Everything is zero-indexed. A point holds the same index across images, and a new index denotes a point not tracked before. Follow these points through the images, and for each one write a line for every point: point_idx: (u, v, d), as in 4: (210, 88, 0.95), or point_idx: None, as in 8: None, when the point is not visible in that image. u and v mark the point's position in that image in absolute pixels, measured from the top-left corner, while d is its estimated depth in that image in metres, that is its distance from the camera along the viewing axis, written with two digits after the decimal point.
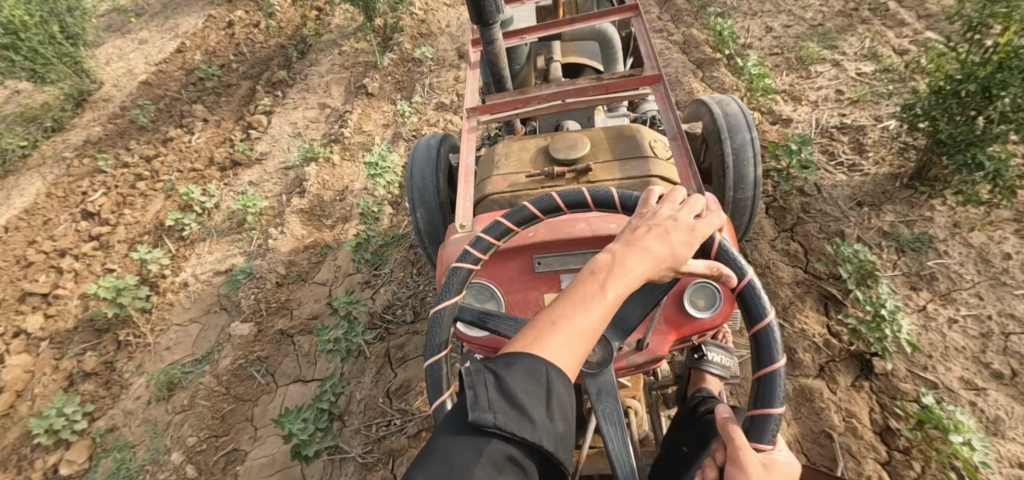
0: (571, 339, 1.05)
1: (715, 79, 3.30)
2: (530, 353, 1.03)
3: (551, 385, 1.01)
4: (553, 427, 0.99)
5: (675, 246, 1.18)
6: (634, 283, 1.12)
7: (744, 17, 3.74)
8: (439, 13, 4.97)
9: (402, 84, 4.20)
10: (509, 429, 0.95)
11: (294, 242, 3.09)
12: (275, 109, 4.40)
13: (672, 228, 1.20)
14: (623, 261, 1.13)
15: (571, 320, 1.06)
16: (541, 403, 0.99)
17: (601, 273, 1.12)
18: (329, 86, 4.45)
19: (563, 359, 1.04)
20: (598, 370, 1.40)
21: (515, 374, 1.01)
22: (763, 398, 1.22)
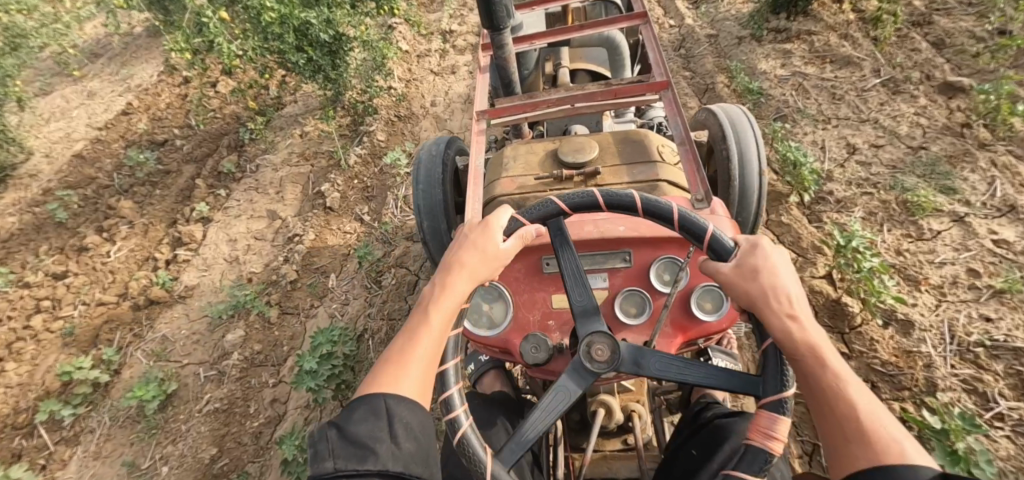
0: (411, 370, 1.13)
1: (788, 229, 2.41)
2: (377, 393, 1.10)
3: (391, 414, 1.07)
4: (401, 450, 1.04)
5: (486, 250, 1.27)
6: (462, 297, 1.22)
7: (814, 125, 2.86)
8: (424, 87, 4.11)
9: (371, 190, 3.30)
10: (353, 467, 0.99)
11: (201, 467, 2.23)
12: (214, 215, 3.51)
13: (476, 236, 1.29)
14: (446, 282, 1.22)
15: (408, 355, 1.15)
16: (384, 435, 1.04)
17: (428, 300, 1.22)
18: (283, 185, 3.57)
19: (413, 389, 1.13)
20: (620, 364, 1.26)
21: (361, 414, 1.06)
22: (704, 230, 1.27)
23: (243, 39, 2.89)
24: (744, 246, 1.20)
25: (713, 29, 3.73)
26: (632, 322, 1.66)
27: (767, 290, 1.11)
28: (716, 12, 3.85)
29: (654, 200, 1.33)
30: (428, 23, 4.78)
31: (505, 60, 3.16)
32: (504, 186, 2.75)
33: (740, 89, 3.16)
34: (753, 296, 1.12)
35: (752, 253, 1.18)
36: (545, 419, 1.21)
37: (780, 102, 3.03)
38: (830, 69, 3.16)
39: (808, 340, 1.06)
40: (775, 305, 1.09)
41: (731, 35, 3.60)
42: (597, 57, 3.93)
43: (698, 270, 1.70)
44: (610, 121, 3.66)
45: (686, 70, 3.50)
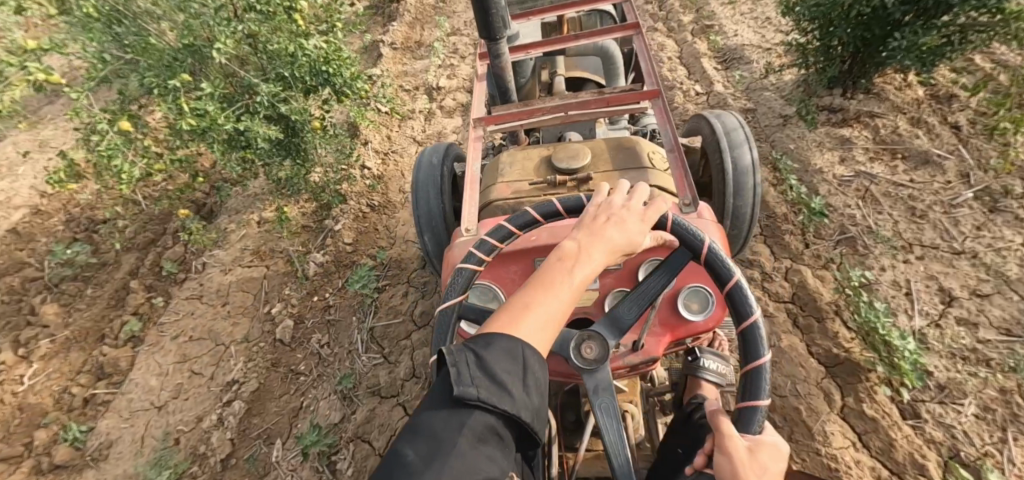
0: (543, 316, 0.95)
1: (875, 434, 1.79)
2: (503, 333, 0.91)
3: (528, 364, 0.88)
4: (532, 402, 0.87)
5: (632, 234, 1.09)
6: (600, 267, 1.03)
7: (892, 253, 2.22)
8: (403, 161, 3.47)
9: (333, 310, 2.68)
10: (492, 401, 0.82)
11: None
12: (147, 334, 2.91)
13: (626, 215, 1.11)
14: (585, 248, 1.03)
15: (540, 302, 0.96)
16: (521, 381, 0.86)
17: (569, 258, 1.03)
18: (230, 294, 2.96)
19: (540, 340, 0.93)
20: (587, 379, 1.24)
21: (495, 350, 0.87)
22: (750, 391, 1.13)
23: (162, 150, 2.25)
24: (769, 438, 1.04)
25: (748, 100, 3.10)
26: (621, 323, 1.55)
27: None
28: (751, 78, 3.22)
29: (686, 227, 1.33)
30: (413, 76, 4.20)
31: (500, 68, 2.94)
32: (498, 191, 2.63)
33: (790, 194, 2.53)
34: None
35: (771, 451, 1.02)
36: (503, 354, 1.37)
37: (845, 217, 2.38)
38: (903, 168, 2.52)
39: None
40: None
41: (774, 112, 2.96)
42: (594, 67, 3.82)
43: (688, 270, 1.61)
44: (604, 128, 3.50)
45: None
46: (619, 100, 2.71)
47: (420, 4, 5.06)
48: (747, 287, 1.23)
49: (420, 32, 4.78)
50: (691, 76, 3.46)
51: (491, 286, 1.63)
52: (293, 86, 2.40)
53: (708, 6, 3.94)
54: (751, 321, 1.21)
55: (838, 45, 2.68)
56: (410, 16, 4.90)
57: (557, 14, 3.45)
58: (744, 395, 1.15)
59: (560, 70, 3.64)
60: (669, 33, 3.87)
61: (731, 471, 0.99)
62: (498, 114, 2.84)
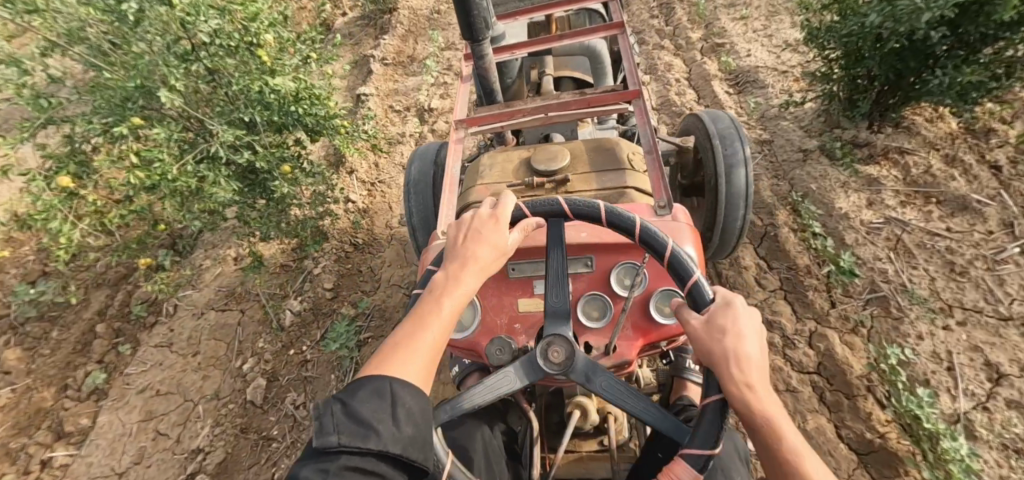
0: (418, 352, 1.15)
1: None
2: (378, 375, 1.09)
3: (396, 397, 1.06)
4: (403, 433, 1.04)
5: (491, 245, 1.31)
6: (469, 289, 1.25)
7: (930, 318, 1.98)
8: (390, 191, 3.20)
9: (310, 366, 2.45)
10: (354, 444, 0.98)
11: None
12: (112, 387, 2.70)
13: (483, 227, 1.33)
14: (454, 278, 1.25)
15: (417, 339, 1.17)
16: (388, 418, 1.03)
17: (438, 290, 1.25)
18: (200, 343, 2.73)
19: (418, 372, 1.13)
20: (570, 369, 1.33)
21: (370, 391, 1.06)
22: (683, 273, 1.25)
23: (107, 209, 1.99)
24: (720, 299, 1.18)
25: (762, 129, 2.86)
26: (593, 326, 1.60)
27: (729, 352, 1.09)
28: (766, 105, 2.98)
29: (582, 203, 1.37)
30: (404, 95, 3.97)
31: (484, 67, 2.82)
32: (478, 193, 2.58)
33: (813, 242, 2.29)
34: (716, 355, 1.10)
35: (725, 311, 1.15)
36: (480, 396, 1.31)
37: (875, 271, 2.14)
38: (938, 214, 2.28)
39: (761, 410, 1.05)
40: (736, 372, 1.08)
41: (792, 144, 2.71)
42: (582, 66, 3.84)
43: (657, 272, 1.65)
44: (591, 128, 3.40)
45: None
46: (602, 102, 2.62)
47: (414, 16, 4.84)
48: (682, 250, 1.27)
49: (413, 45, 4.55)
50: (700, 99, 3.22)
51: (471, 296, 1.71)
52: (255, 127, 2.14)
53: (718, 23, 3.70)
54: (671, 251, 1.29)
55: (871, 81, 2.43)
56: (403, 29, 4.67)
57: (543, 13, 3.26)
58: (683, 281, 1.26)
59: (547, 69, 3.69)
60: (676, 52, 3.62)
61: (706, 348, 1.13)
62: (480, 116, 2.74)
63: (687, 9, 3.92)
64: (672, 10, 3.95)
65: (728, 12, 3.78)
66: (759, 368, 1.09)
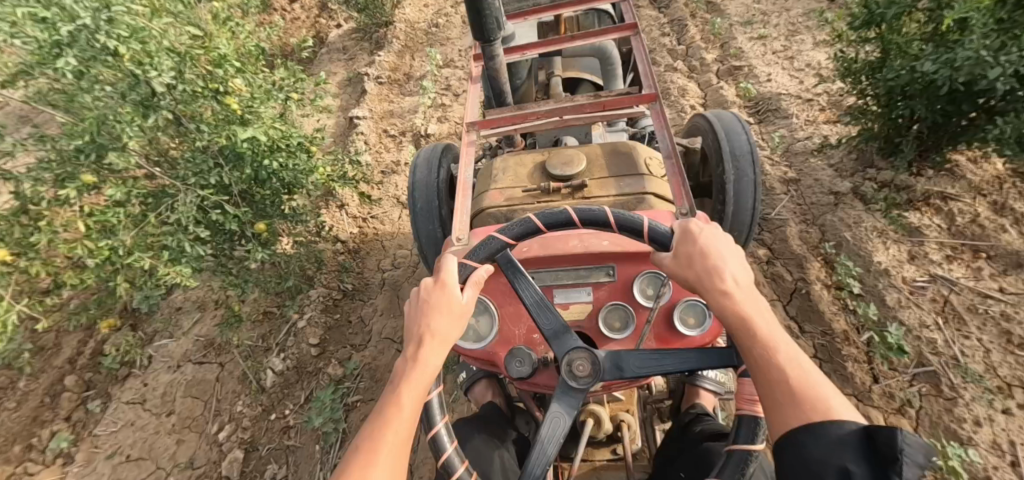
0: (386, 449, 1.02)
1: None
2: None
3: None
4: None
5: (450, 314, 1.20)
6: (434, 368, 1.13)
7: (990, 401, 1.75)
8: (382, 228, 2.97)
9: (293, 433, 2.23)
10: None
11: None
12: (78, 451, 2.47)
13: (437, 297, 1.21)
14: (416, 358, 1.13)
15: (385, 435, 1.04)
16: None
17: (399, 376, 1.12)
18: (174, 402, 2.50)
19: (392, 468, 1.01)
20: (600, 373, 1.28)
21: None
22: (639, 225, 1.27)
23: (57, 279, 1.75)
24: (678, 229, 1.21)
25: (787, 165, 2.63)
26: (615, 338, 1.53)
27: (701, 271, 1.13)
28: (791, 138, 2.74)
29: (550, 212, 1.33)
30: (400, 119, 3.74)
31: (495, 70, 2.77)
32: (491, 197, 2.50)
33: (850, 302, 2.06)
34: (691, 279, 1.15)
35: (685, 239, 1.19)
36: (550, 450, 1.16)
37: (922, 341, 1.91)
38: (989, 272, 2.04)
39: (734, 313, 1.07)
40: (707, 284, 1.11)
41: (822, 185, 2.48)
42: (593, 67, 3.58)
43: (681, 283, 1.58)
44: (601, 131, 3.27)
45: (763, 246, 2.35)
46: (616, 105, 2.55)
47: (411, 30, 4.63)
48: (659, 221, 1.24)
49: (409, 61, 4.32)
50: None
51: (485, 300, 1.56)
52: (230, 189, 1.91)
53: (734, 43, 3.47)
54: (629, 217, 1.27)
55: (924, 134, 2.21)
56: (399, 44, 4.44)
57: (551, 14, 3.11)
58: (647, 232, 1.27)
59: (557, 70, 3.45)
60: (690, 74, 3.39)
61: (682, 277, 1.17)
62: (492, 118, 2.67)
63: (700, 26, 3.70)
64: (684, 28, 3.73)
65: (744, 31, 3.56)
66: (733, 276, 1.12)
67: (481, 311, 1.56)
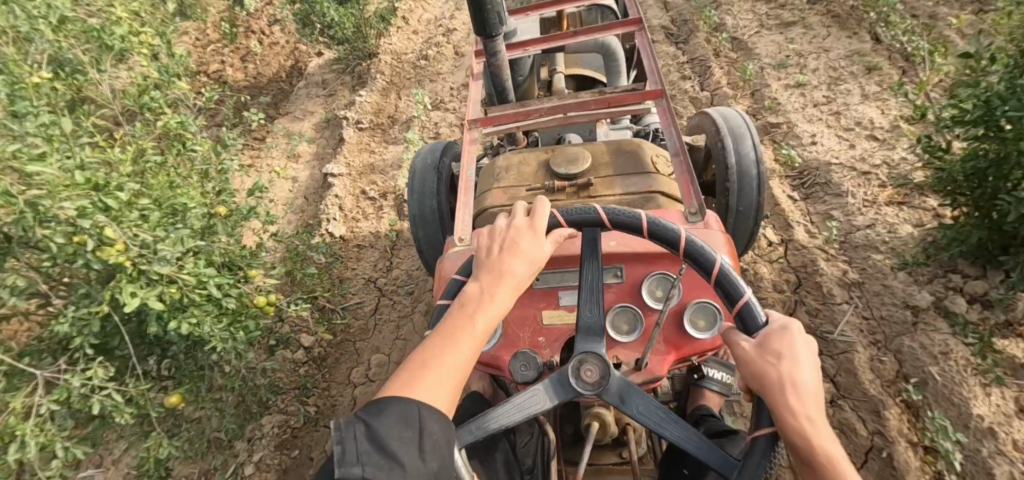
0: (444, 370, 0.94)
1: None
2: (379, 401, 0.89)
3: (423, 422, 0.86)
4: (429, 467, 0.83)
5: (528, 259, 1.09)
6: (505, 309, 1.03)
7: None
8: (356, 324, 2.51)
9: None
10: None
11: None
12: None
13: (518, 236, 1.11)
14: (489, 289, 1.04)
15: (442, 359, 0.96)
16: (414, 445, 0.84)
17: (469, 304, 1.03)
18: None
19: (432, 393, 0.90)
20: (604, 390, 1.08)
21: (379, 420, 0.84)
22: (731, 291, 1.05)
23: None
24: (774, 323, 0.97)
25: (845, 260, 2.16)
26: (620, 339, 1.34)
27: (779, 376, 0.89)
28: (850, 223, 2.26)
29: (644, 221, 1.13)
30: (379, 176, 3.23)
31: (497, 66, 2.73)
32: (494, 197, 2.39)
33: (947, 474, 1.60)
34: (763, 380, 0.91)
35: (777, 334, 0.95)
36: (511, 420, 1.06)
37: None
38: None
39: (813, 448, 0.83)
40: (786, 397, 0.87)
41: (896, 294, 1.99)
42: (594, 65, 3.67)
43: (694, 281, 1.38)
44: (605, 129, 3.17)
45: (824, 379, 1.90)
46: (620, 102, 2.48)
47: (398, 63, 4.17)
48: (757, 304, 1.02)
49: (395, 101, 3.84)
50: None
51: None
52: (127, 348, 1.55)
53: (767, 91, 3.00)
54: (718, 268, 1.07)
55: None
56: (384, 80, 3.96)
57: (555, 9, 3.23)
58: (729, 298, 1.06)
59: (558, 68, 3.51)
60: None
61: (754, 373, 0.93)
62: (494, 116, 2.61)
63: (726, 69, 3.25)
64: (708, 69, 3.27)
65: (778, 75, 3.09)
66: (819, 405, 0.88)
67: None
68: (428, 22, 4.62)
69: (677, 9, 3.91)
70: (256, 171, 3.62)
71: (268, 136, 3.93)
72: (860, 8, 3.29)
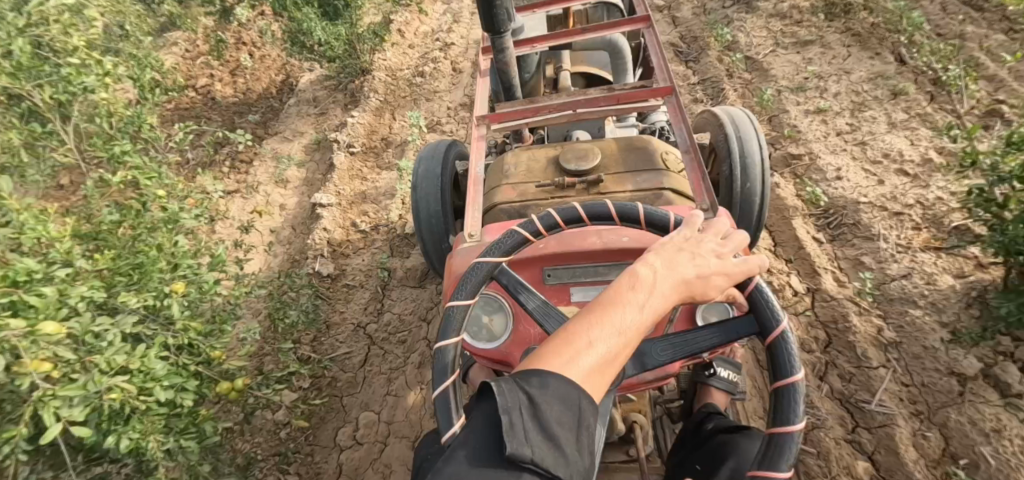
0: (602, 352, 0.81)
1: None
2: (538, 368, 0.79)
3: (584, 416, 0.77)
4: (583, 463, 0.75)
5: (708, 269, 0.95)
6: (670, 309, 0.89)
7: None
8: (343, 377, 2.31)
9: None
10: (548, 465, 0.71)
11: None
12: None
13: (704, 246, 0.98)
14: (663, 281, 0.89)
15: (604, 340, 0.83)
16: (574, 437, 0.75)
17: (643, 287, 0.88)
18: None
19: (592, 381, 0.80)
20: None
21: (544, 395, 0.76)
22: (783, 405, 0.96)
23: None
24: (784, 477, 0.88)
25: (881, 315, 1.96)
26: None
27: None
28: (883, 272, 2.06)
29: (767, 299, 1.06)
30: (371, 211, 3.00)
31: (504, 62, 2.76)
32: (503, 193, 2.40)
33: None
34: None
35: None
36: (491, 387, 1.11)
37: None
38: None
39: None
40: None
41: (940, 359, 1.79)
42: (601, 62, 3.65)
43: None
44: (610, 126, 3.27)
45: (862, 455, 1.70)
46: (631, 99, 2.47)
47: (393, 80, 3.96)
48: (792, 338, 1.01)
49: (389, 122, 3.65)
50: (776, 242, 2.30)
51: (495, 297, 1.55)
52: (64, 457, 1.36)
53: (786, 117, 2.80)
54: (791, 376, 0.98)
55: None
56: (378, 99, 3.76)
57: (560, 6, 3.35)
58: (776, 414, 0.97)
59: (565, 65, 3.48)
60: None
61: None
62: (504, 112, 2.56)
63: (740, 92, 3.06)
64: (721, 92, 3.08)
65: (798, 99, 2.90)
66: None
67: (496, 310, 1.55)
68: (425, 35, 4.47)
69: (686, 24, 3.75)
70: (241, 198, 3.42)
71: (256, 158, 3.74)
72: (881, 27, 3.13)
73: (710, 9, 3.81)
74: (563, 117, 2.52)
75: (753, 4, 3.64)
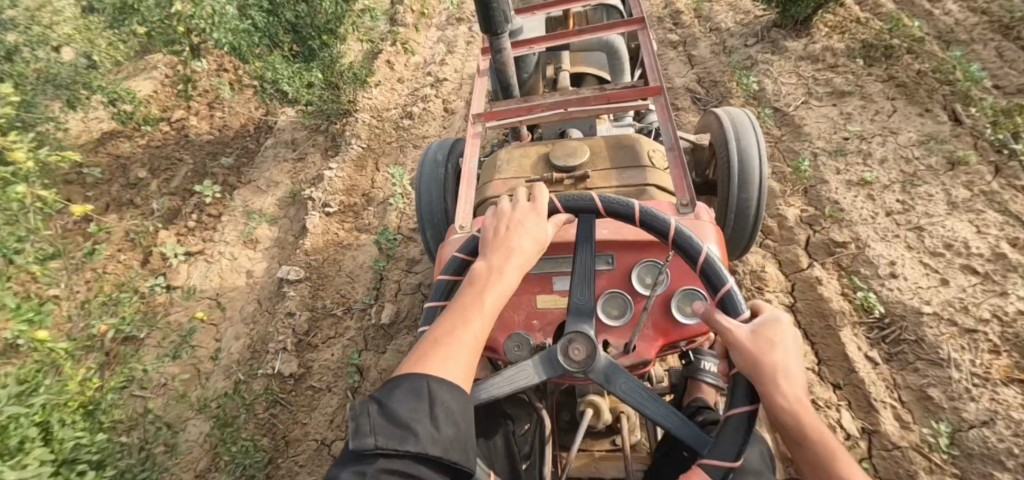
0: (454, 347, 0.96)
1: None
2: (399, 376, 0.91)
3: (435, 395, 0.87)
4: (442, 434, 0.84)
5: (535, 237, 1.17)
6: (511, 283, 1.08)
7: None
8: None
9: None
10: (393, 446, 0.80)
11: None
12: None
13: (526, 219, 1.19)
14: (494, 265, 1.10)
15: (454, 335, 0.98)
16: (426, 416, 0.85)
17: (478, 281, 1.07)
18: None
19: (450, 365, 0.94)
20: (593, 368, 1.13)
21: (391, 394, 0.87)
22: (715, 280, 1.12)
23: None
24: (767, 317, 1.03)
25: (955, 475, 1.59)
26: (609, 322, 1.41)
27: (779, 367, 0.98)
28: (954, 414, 1.68)
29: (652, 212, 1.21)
30: (344, 293, 2.60)
31: (501, 64, 2.59)
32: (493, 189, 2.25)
33: None
34: (762, 370, 0.97)
35: (772, 326, 1.02)
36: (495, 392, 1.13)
37: None
38: None
39: (820, 434, 0.99)
40: (782, 390, 0.97)
41: None
42: (600, 62, 3.36)
43: (680, 269, 1.47)
44: (606, 125, 3.12)
45: None
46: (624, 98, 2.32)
47: (377, 122, 3.58)
48: (739, 296, 1.08)
49: (371, 174, 3.25)
50: (819, 359, 1.92)
51: None
52: None
53: (824, 190, 2.41)
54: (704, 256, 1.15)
55: None
56: (359, 146, 3.39)
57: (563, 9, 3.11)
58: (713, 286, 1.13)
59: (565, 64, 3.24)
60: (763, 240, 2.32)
61: (747, 361, 0.98)
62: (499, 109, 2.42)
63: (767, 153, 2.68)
64: None
65: (837, 167, 2.50)
66: (800, 386, 0.99)
67: None
68: (414, 67, 4.13)
69: (704, 65, 3.36)
70: (205, 264, 3.07)
71: (224, 212, 3.38)
72: (930, 79, 2.74)
73: (731, 47, 3.41)
74: (553, 116, 2.37)
75: (779, 43, 3.24)
